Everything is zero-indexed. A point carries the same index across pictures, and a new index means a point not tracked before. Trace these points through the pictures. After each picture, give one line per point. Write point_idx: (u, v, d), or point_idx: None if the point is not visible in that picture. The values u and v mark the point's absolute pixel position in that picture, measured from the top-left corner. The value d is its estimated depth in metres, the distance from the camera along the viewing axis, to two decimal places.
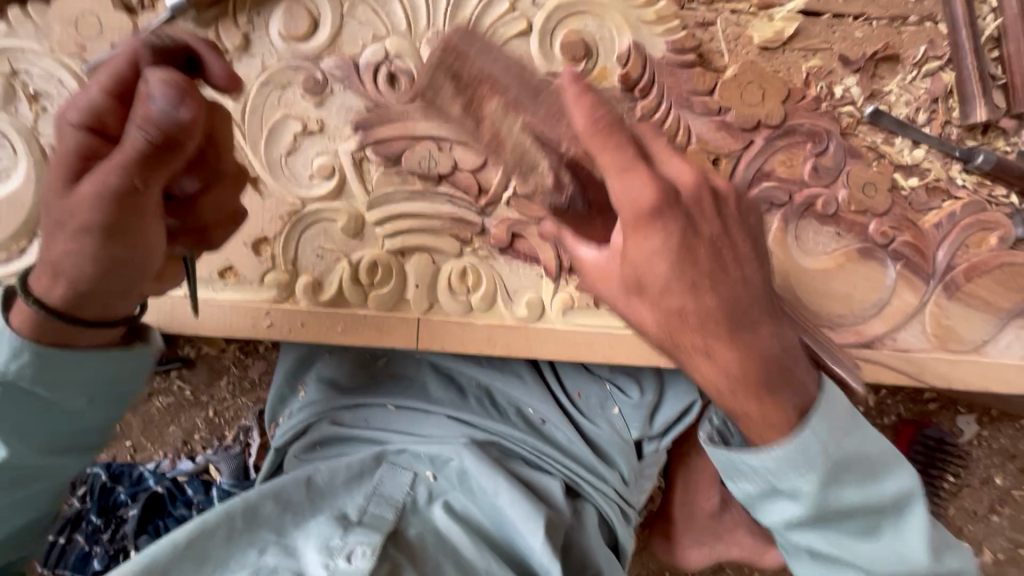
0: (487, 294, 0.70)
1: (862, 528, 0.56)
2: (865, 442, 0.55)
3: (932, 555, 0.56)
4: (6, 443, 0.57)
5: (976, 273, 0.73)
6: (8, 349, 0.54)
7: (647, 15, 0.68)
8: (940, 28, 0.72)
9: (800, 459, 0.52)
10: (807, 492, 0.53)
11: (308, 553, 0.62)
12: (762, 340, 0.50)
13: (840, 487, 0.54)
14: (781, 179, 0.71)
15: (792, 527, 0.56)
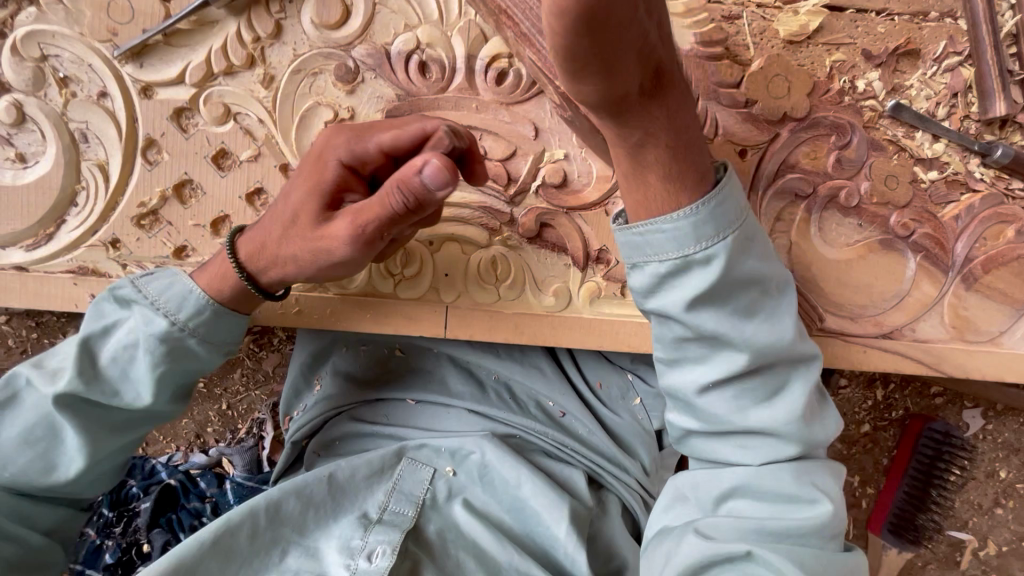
0: (515, 283, 0.70)
1: (729, 309, 0.52)
2: (751, 232, 0.53)
3: (805, 420, 0.55)
4: (141, 389, 0.62)
5: (993, 266, 0.75)
6: (165, 319, 0.60)
7: (676, 8, 0.69)
8: (960, 25, 0.73)
9: (702, 225, 0.50)
10: (704, 262, 0.50)
11: (331, 554, 0.64)
12: (684, 117, 0.49)
13: (754, 325, 0.53)
14: (805, 171, 0.72)
15: (692, 309, 0.52)
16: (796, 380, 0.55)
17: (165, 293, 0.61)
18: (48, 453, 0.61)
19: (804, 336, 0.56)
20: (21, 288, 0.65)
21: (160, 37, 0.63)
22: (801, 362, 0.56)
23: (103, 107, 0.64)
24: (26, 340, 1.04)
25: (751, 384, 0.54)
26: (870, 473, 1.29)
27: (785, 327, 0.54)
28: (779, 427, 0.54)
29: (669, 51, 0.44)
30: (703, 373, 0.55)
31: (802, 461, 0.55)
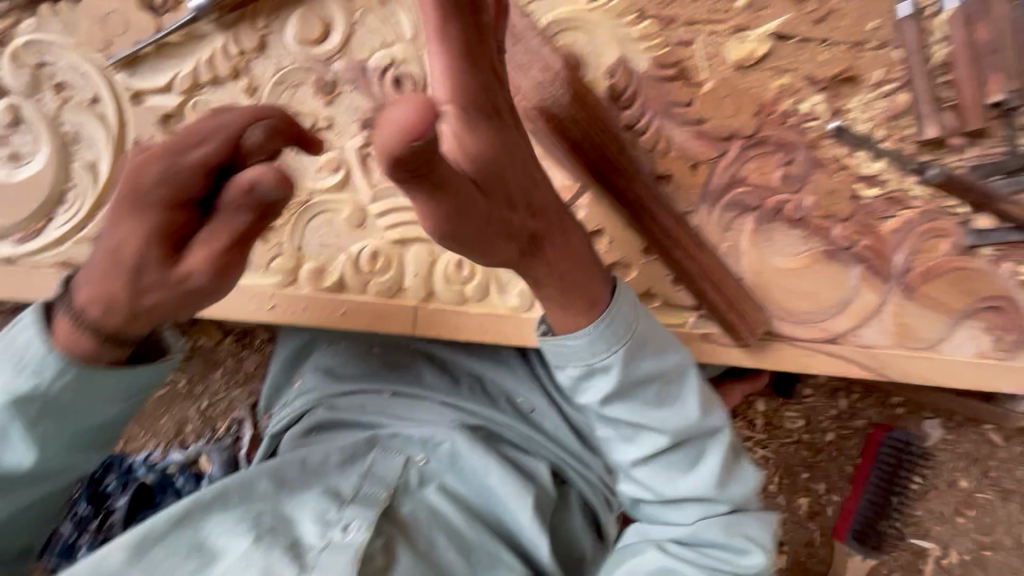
0: (481, 284, 0.74)
1: (641, 400, 0.65)
2: (651, 336, 0.64)
3: (722, 486, 0.67)
4: (88, 426, 0.60)
5: (929, 277, 0.80)
6: (18, 381, 0.55)
7: (633, 33, 0.74)
8: (897, 54, 0.79)
9: (609, 340, 0.61)
10: (611, 369, 0.62)
11: (305, 523, 0.66)
12: (572, 266, 0.59)
13: (661, 411, 0.65)
14: (754, 185, 0.77)
15: (607, 404, 0.65)
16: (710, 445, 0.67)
17: (78, 316, 0.52)
18: (3, 480, 0.60)
19: (712, 410, 0.67)
20: (9, 279, 0.69)
21: (151, 48, 0.68)
22: (710, 433, 0.67)
23: (95, 111, 0.68)
24: None
25: (668, 456, 0.67)
26: (835, 480, 1.31)
27: (690, 410, 0.66)
28: (702, 490, 0.67)
29: (545, 215, 0.56)
30: (633, 452, 0.67)
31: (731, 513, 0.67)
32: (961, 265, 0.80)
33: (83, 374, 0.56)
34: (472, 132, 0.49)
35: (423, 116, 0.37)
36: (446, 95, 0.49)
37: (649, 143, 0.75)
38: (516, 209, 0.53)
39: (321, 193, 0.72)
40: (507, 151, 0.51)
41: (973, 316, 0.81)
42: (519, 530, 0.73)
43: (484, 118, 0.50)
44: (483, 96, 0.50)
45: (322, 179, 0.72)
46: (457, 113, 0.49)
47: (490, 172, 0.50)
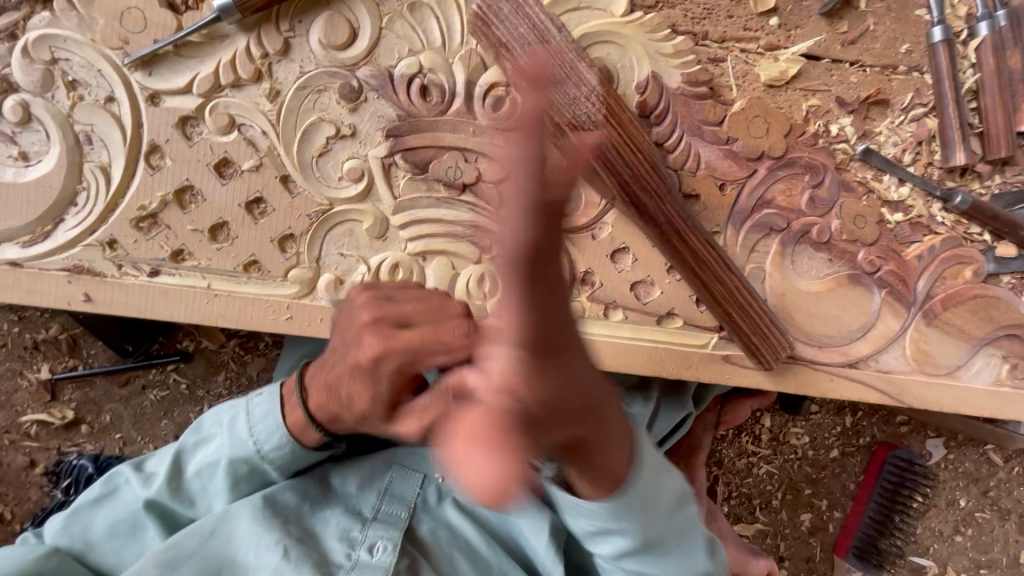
0: None
1: (651, 552, 0.60)
2: (661, 491, 0.55)
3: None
4: (219, 499, 0.68)
5: (952, 303, 0.80)
6: (198, 435, 0.69)
7: (665, 49, 0.73)
8: (926, 78, 0.79)
9: (623, 512, 0.54)
10: (619, 523, 0.55)
11: (330, 540, 0.65)
12: (613, 452, 0.45)
13: (659, 549, 0.60)
14: (780, 207, 0.76)
15: (618, 556, 0.60)
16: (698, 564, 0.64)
17: (257, 420, 0.66)
18: (131, 544, 0.67)
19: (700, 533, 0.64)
20: (14, 283, 0.66)
21: (170, 48, 0.66)
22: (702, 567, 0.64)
23: (110, 111, 0.66)
24: (6, 335, 1.06)
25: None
26: (837, 497, 1.31)
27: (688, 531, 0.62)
28: None
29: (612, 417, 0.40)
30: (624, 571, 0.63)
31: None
32: (983, 292, 0.80)
33: (230, 454, 0.66)
34: (513, 386, 0.29)
35: (507, 470, 0.27)
36: (509, 333, 0.28)
37: (677, 161, 0.74)
38: (568, 429, 0.35)
39: (342, 202, 0.70)
40: (579, 382, 0.31)
41: (992, 343, 0.81)
42: (537, 554, 0.70)
43: (544, 369, 0.29)
44: (545, 340, 0.28)
45: (344, 187, 0.70)
46: (524, 365, 0.28)
47: (538, 424, 0.31)
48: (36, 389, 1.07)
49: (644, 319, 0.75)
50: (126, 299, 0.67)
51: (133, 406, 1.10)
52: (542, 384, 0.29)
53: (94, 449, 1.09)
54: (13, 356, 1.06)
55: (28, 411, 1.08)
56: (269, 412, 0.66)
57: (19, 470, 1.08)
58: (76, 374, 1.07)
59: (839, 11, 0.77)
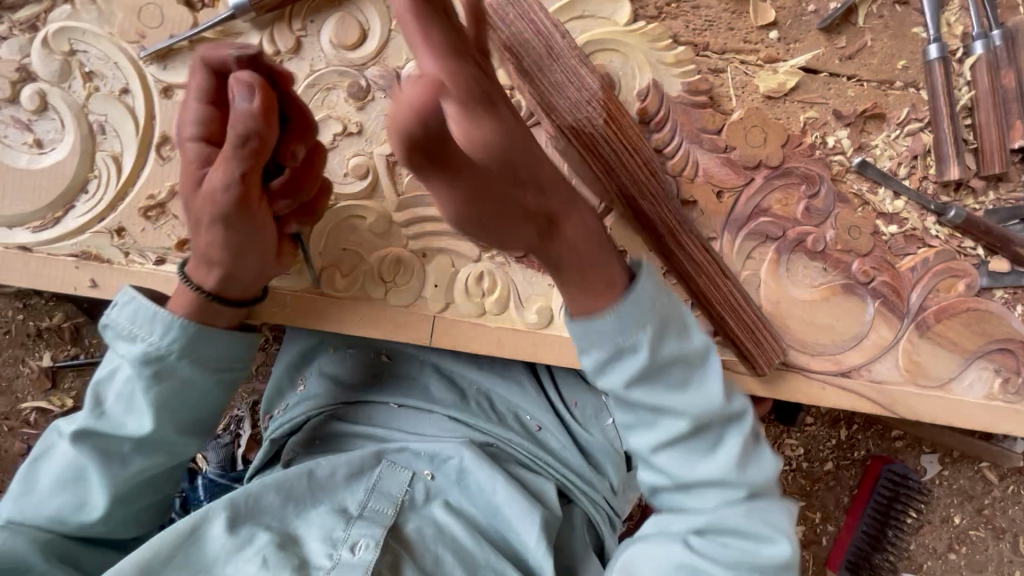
0: (500, 298, 0.74)
1: (663, 381, 0.59)
2: (672, 310, 0.59)
3: (737, 470, 0.59)
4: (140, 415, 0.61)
5: (944, 316, 0.81)
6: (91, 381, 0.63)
7: (666, 58, 0.75)
8: (923, 94, 0.80)
9: (636, 313, 0.57)
10: (640, 348, 0.57)
11: (312, 542, 0.65)
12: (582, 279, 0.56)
13: (675, 371, 0.59)
14: (776, 216, 0.78)
15: (634, 389, 0.58)
16: (731, 435, 0.60)
17: (137, 317, 0.61)
18: (77, 493, 0.61)
19: (733, 394, 0.62)
20: (23, 267, 0.68)
21: (186, 43, 0.68)
22: (737, 417, 0.61)
23: (124, 102, 0.68)
24: (11, 322, 1.07)
25: (692, 443, 0.60)
26: (831, 510, 1.31)
27: (712, 396, 0.59)
28: (721, 477, 0.59)
29: (562, 198, 0.52)
30: (652, 436, 0.60)
31: (777, 536, 0.58)
32: (976, 306, 0.81)
33: (127, 357, 0.61)
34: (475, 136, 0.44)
35: (429, 94, 0.36)
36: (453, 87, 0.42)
37: (675, 167, 0.75)
38: (528, 191, 0.48)
39: (346, 197, 0.71)
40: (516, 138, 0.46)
41: (983, 357, 0.82)
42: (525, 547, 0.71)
43: (484, 108, 0.43)
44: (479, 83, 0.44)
45: (349, 183, 0.71)
46: (453, 102, 0.42)
47: (504, 166, 0.44)
48: (37, 377, 1.08)
49: None
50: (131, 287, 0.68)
51: None
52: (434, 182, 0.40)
53: None
54: (17, 343, 1.07)
55: (29, 398, 1.09)
56: (147, 305, 0.62)
57: (17, 457, 1.09)
58: (78, 362, 1.09)
59: (837, 26, 0.79)
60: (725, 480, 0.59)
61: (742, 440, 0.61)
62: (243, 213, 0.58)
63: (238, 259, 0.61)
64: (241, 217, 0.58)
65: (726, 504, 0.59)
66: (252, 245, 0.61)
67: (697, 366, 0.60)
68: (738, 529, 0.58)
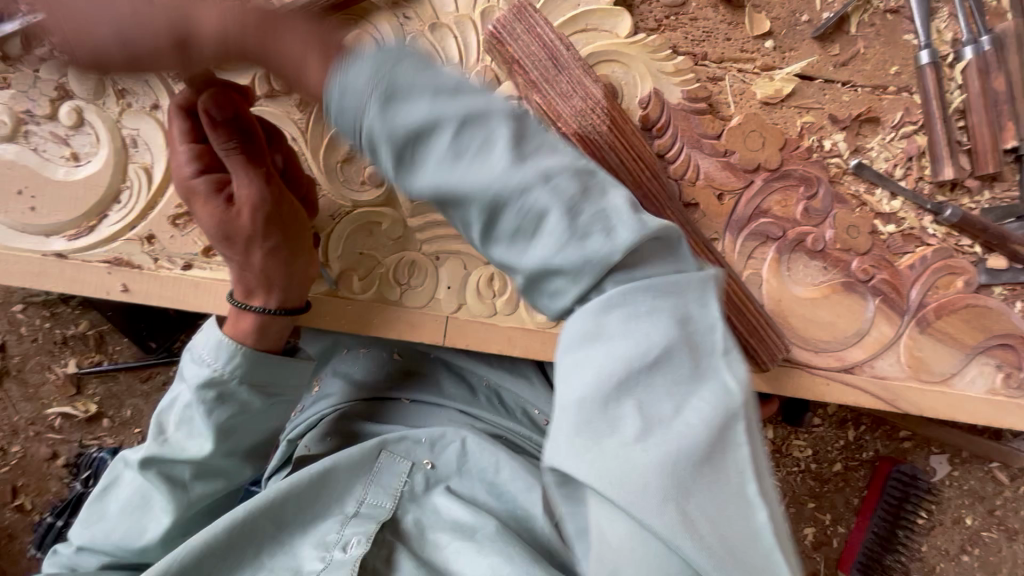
0: (510, 299, 0.77)
1: (420, 147, 0.44)
2: (386, 59, 0.45)
3: (579, 239, 0.44)
4: (200, 441, 0.65)
5: (944, 312, 0.83)
6: (161, 409, 0.68)
7: (666, 68, 0.78)
8: (916, 98, 0.83)
9: (374, 76, 0.44)
10: (370, 120, 0.44)
11: (306, 551, 0.69)
12: (297, 37, 0.47)
13: (409, 107, 0.44)
14: (776, 217, 0.80)
15: (421, 163, 0.45)
16: (538, 188, 0.44)
17: (206, 349, 0.65)
18: (144, 516, 0.66)
19: (533, 147, 0.46)
20: (60, 273, 0.72)
21: None
22: (525, 185, 0.43)
23: (154, 117, 0.72)
24: (38, 330, 1.11)
25: (530, 218, 0.45)
26: (842, 512, 1.32)
27: (496, 158, 0.44)
28: (568, 263, 0.45)
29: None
30: (478, 232, 0.47)
31: (696, 384, 0.43)
32: (975, 302, 0.83)
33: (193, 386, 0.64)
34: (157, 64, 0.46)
35: None
36: None
37: (677, 171, 0.78)
38: None
39: (364, 204, 0.75)
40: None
41: (985, 353, 0.84)
42: (532, 523, 0.72)
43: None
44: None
45: (366, 190, 0.75)
46: None
47: None
48: (62, 383, 1.12)
49: None
50: (160, 291, 0.72)
51: (153, 402, 1.14)
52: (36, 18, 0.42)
53: (113, 442, 1.13)
54: (44, 350, 1.11)
55: (54, 404, 1.13)
56: (214, 332, 0.66)
57: (42, 462, 1.13)
58: (101, 369, 1.12)
59: (830, 35, 0.82)
60: (581, 265, 0.45)
61: (554, 203, 0.44)
62: (283, 205, 0.66)
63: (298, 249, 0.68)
64: (281, 214, 0.65)
65: (584, 307, 0.46)
66: (297, 234, 0.67)
67: (472, 122, 0.44)
68: (650, 417, 0.42)
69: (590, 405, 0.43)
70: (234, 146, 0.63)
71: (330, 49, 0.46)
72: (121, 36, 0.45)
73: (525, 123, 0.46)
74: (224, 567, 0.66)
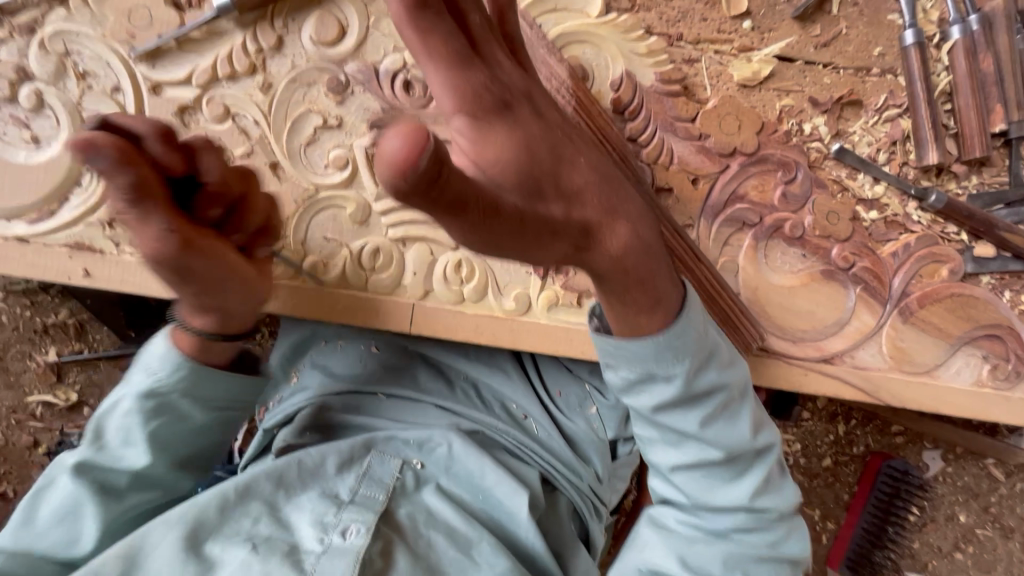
0: (478, 285, 0.75)
1: (696, 407, 0.63)
2: (704, 329, 0.61)
3: (751, 496, 0.65)
4: (141, 449, 0.65)
5: (928, 301, 0.80)
6: (97, 416, 0.66)
7: (639, 48, 0.76)
8: (900, 80, 0.80)
9: (675, 345, 0.59)
10: (675, 378, 0.60)
11: (302, 527, 0.65)
12: (644, 287, 0.57)
13: (704, 374, 0.62)
14: (753, 203, 0.78)
15: (659, 411, 0.62)
16: (761, 458, 0.66)
17: (154, 358, 0.64)
18: (72, 527, 0.62)
19: (764, 429, 0.67)
20: (21, 257, 0.71)
21: (174, 43, 0.70)
22: (762, 448, 0.66)
23: (116, 100, 0.71)
24: (19, 318, 1.11)
25: (710, 469, 0.65)
26: (831, 507, 1.29)
27: (742, 427, 0.64)
28: (737, 499, 0.64)
29: None
30: (673, 457, 0.65)
31: (785, 552, 0.66)
32: (961, 291, 0.80)
33: (138, 392, 0.63)
34: (558, 241, 0.47)
35: None
36: None
37: (650, 155, 0.76)
38: None
39: (328, 188, 0.74)
40: (538, 150, 0.47)
41: (971, 343, 0.81)
42: (515, 524, 0.75)
43: (499, 115, 0.47)
44: (492, 92, 0.47)
45: (330, 174, 0.74)
46: None
47: None
48: (43, 371, 1.12)
49: None
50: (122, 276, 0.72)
51: None
52: (442, 219, 0.39)
53: None
54: (24, 338, 1.11)
55: (35, 392, 1.13)
56: (163, 343, 0.64)
57: (24, 449, 1.13)
58: (82, 357, 1.12)
59: (812, 15, 0.80)
60: (735, 501, 0.64)
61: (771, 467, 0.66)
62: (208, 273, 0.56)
63: (217, 298, 0.59)
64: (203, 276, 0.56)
65: (727, 508, 0.65)
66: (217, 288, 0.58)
67: (742, 396, 0.65)
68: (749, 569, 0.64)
69: (668, 545, 0.65)
70: (150, 175, 0.51)
71: (636, 295, 0.57)
72: (546, 236, 0.46)
73: (769, 418, 0.70)
74: (212, 541, 0.63)
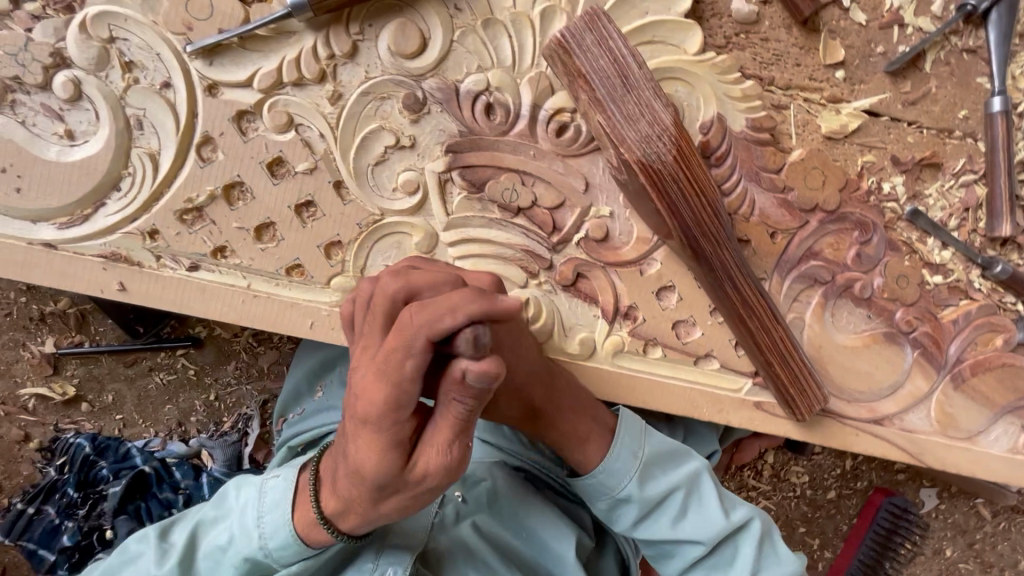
0: (546, 327, 0.72)
1: (659, 513, 0.69)
2: (634, 447, 0.69)
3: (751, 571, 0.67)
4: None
5: (980, 369, 0.81)
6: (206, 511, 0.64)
7: (733, 92, 0.72)
8: (980, 145, 0.79)
9: (614, 471, 0.68)
10: (629, 496, 0.68)
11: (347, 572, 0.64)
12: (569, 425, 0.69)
13: (651, 480, 0.69)
14: (827, 260, 0.76)
15: (635, 527, 0.70)
16: (749, 531, 0.69)
17: (268, 512, 0.59)
18: None
19: (735, 505, 0.70)
20: (47, 265, 0.64)
21: (236, 40, 0.63)
22: (741, 525, 0.69)
23: (165, 98, 0.63)
24: (12, 305, 1.02)
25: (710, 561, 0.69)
26: (830, 537, 1.33)
27: (713, 515, 0.68)
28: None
29: None
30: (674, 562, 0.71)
31: None
32: (1011, 362, 0.81)
33: (242, 542, 0.60)
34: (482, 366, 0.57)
35: None
36: None
37: (732, 205, 0.73)
38: None
39: (394, 213, 0.68)
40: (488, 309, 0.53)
41: (1012, 411, 0.82)
42: (560, 567, 0.74)
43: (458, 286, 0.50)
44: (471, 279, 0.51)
45: (398, 199, 0.68)
46: None
47: None
48: (38, 362, 1.04)
49: (681, 358, 0.75)
50: (161, 293, 0.65)
51: (137, 387, 1.08)
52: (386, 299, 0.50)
53: (92, 428, 1.06)
54: (17, 328, 1.02)
55: (28, 384, 1.04)
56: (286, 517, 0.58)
57: (13, 444, 1.04)
58: (82, 350, 1.04)
59: (904, 71, 0.77)
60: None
61: (755, 538, 0.69)
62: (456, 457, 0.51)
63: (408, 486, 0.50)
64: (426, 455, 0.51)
65: None
66: (419, 486, 0.50)
67: (695, 484, 0.70)
68: None
69: None
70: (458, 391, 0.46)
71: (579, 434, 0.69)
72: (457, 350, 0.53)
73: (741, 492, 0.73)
74: None
